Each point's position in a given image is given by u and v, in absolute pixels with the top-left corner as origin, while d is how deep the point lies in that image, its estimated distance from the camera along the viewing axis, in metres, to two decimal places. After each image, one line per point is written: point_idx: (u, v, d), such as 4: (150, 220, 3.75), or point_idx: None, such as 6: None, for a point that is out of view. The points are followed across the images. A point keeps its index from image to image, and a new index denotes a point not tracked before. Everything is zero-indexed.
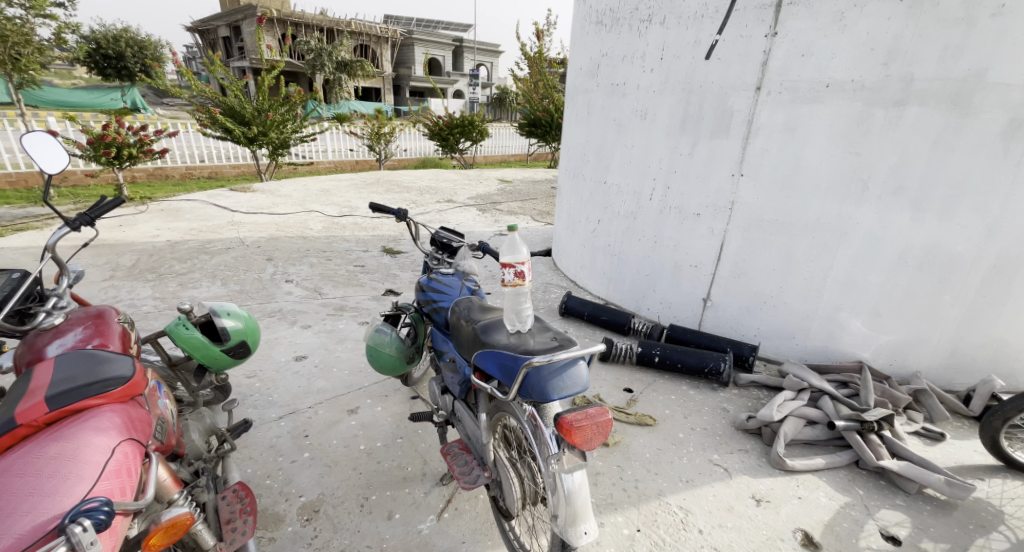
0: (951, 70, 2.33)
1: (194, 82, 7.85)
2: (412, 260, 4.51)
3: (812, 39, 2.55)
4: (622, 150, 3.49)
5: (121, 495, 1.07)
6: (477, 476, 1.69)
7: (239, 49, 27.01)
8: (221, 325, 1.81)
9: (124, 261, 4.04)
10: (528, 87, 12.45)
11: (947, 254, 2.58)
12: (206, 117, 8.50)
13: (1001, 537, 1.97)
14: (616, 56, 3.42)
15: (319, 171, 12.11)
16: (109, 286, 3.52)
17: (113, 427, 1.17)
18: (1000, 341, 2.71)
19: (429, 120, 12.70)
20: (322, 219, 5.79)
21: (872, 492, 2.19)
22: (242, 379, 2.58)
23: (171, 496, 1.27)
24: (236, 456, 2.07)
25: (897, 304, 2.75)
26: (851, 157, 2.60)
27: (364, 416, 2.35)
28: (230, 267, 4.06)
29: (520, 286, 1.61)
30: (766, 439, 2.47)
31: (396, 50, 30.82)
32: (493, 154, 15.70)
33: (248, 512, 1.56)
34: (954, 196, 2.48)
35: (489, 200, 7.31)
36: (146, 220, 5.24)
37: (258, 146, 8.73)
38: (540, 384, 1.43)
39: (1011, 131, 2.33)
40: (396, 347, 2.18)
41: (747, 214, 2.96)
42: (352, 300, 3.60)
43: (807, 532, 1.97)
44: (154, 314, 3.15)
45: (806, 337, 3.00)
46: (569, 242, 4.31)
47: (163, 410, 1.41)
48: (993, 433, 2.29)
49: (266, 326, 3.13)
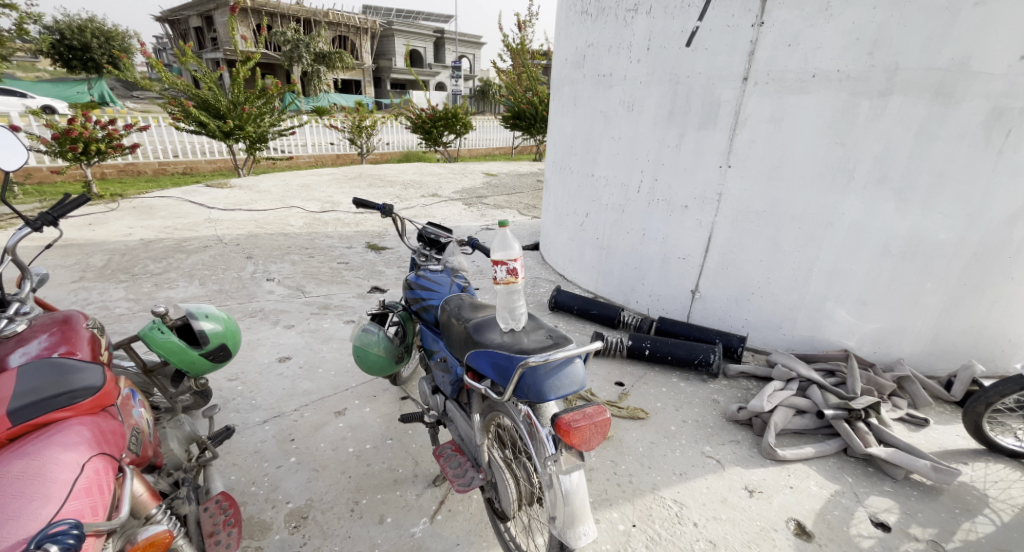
0: (935, 59, 2.34)
1: (165, 74, 7.56)
2: (398, 256, 4.43)
3: (799, 29, 2.54)
4: (609, 142, 3.46)
5: (92, 515, 1.00)
6: (472, 478, 1.64)
7: (212, 40, 26.20)
8: (199, 328, 1.72)
9: (94, 261, 3.88)
10: (512, 79, 12.34)
11: (930, 242, 2.61)
12: (178, 110, 8.21)
13: (986, 520, 2.01)
14: (602, 46, 3.37)
15: (299, 165, 11.85)
16: (79, 288, 3.37)
17: (82, 442, 1.09)
18: (980, 327, 2.77)
19: (411, 112, 12.50)
20: (303, 215, 5.66)
21: (861, 479, 2.21)
22: (223, 382, 2.49)
23: (148, 511, 1.20)
24: (218, 463, 1.99)
25: (881, 293, 2.78)
26: (837, 148, 2.61)
27: (352, 417, 2.29)
28: (208, 266, 3.93)
29: (513, 285, 1.56)
30: (756, 430, 2.47)
31: (376, 42, 30.34)
32: (476, 147, 15.58)
33: (231, 524, 1.48)
34: (937, 184, 2.51)
35: (475, 194, 7.24)
36: (118, 219, 5.05)
37: (234, 140, 8.48)
38: (536, 385, 1.39)
39: (992, 120, 2.36)
40: (383, 347, 2.12)
41: (734, 205, 2.96)
42: (337, 297, 3.52)
43: (799, 521, 1.98)
44: (127, 316, 3.03)
45: (793, 326, 3.02)
46: (557, 236, 4.27)
47: (139, 420, 1.34)
48: (976, 418, 2.33)
49: (247, 327, 3.03)
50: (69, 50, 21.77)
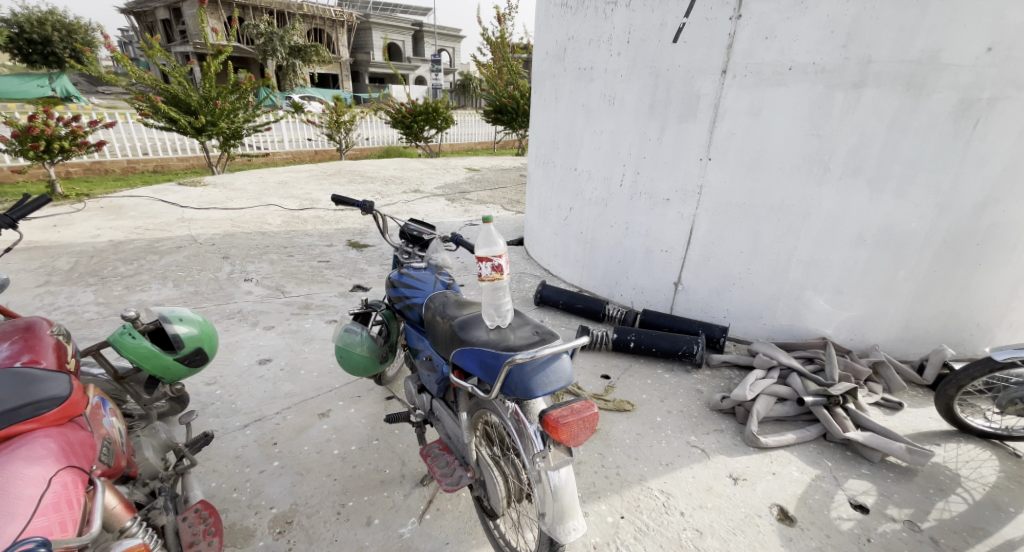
0: (906, 51, 2.38)
1: (131, 68, 7.30)
2: (380, 254, 4.36)
3: (775, 22, 2.56)
4: (591, 136, 3.45)
5: (61, 531, 0.95)
6: (460, 477, 1.63)
7: (181, 33, 25.51)
8: (173, 332, 1.66)
9: (60, 264, 3.73)
10: (492, 73, 12.26)
11: (902, 232, 2.67)
12: (146, 106, 7.93)
13: (958, 499, 2.07)
14: (582, 39, 3.35)
15: (276, 162, 11.60)
16: (45, 293, 3.24)
17: (48, 455, 1.05)
18: (950, 312, 2.86)
19: (391, 107, 12.33)
20: (281, 213, 5.53)
21: (840, 463, 2.26)
22: (201, 386, 2.43)
23: (123, 524, 1.16)
24: (197, 470, 1.93)
25: (857, 281, 2.84)
26: (814, 139, 2.65)
27: (336, 419, 2.25)
28: (182, 267, 3.82)
29: (498, 281, 1.55)
30: (739, 418, 2.51)
31: (352, 36, 29.89)
32: (459, 142, 15.49)
33: (212, 533, 1.44)
34: (909, 174, 2.56)
35: (458, 189, 7.18)
36: (85, 220, 4.86)
37: (207, 136, 8.25)
38: (523, 382, 1.39)
39: (961, 111, 2.42)
40: (367, 347, 2.08)
41: (715, 198, 2.98)
42: (318, 297, 3.45)
43: (782, 506, 2.02)
44: (97, 321, 2.92)
45: (773, 316, 3.08)
46: (541, 230, 4.26)
47: (110, 429, 1.29)
48: (947, 400, 2.40)
49: (225, 329, 2.95)
50: (29, 44, 20.87)
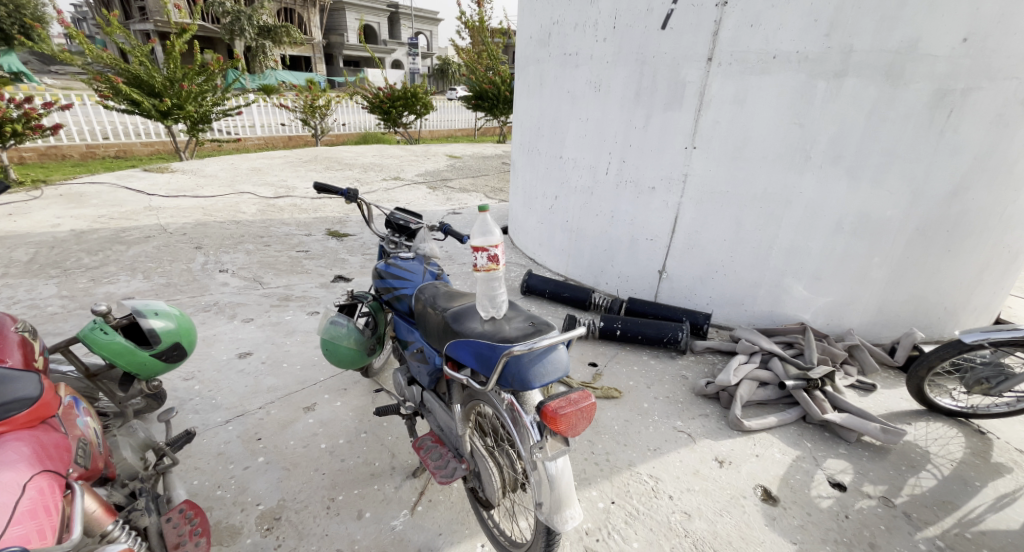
0: (886, 42, 2.41)
1: (88, 46, 6.88)
2: (361, 243, 4.26)
3: (760, 10, 2.55)
4: (576, 123, 3.41)
5: (39, 539, 0.91)
6: (455, 469, 1.60)
7: (142, 10, 24.34)
8: (148, 326, 1.58)
9: (18, 255, 3.52)
10: (472, 57, 12.04)
11: (878, 220, 2.74)
12: (105, 87, 7.49)
13: (929, 474, 2.16)
14: (568, 24, 3.30)
15: (247, 148, 11.19)
16: (3, 286, 3.05)
17: (21, 460, 0.99)
18: (920, 296, 2.96)
19: (369, 92, 12.03)
20: (256, 201, 5.34)
21: (819, 444, 2.32)
22: (178, 382, 2.32)
23: (104, 528, 1.10)
24: (178, 468, 1.86)
25: (834, 269, 2.91)
26: (796, 127, 2.68)
27: (322, 412, 2.19)
28: (152, 258, 3.65)
29: (493, 271, 1.52)
30: (723, 403, 2.56)
31: (324, 17, 28.97)
32: (438, 129, 15.25)
33: (199, 534, 1.38)
34: (887, 162, 2.62)
35: (439, 177, 7.09)
36: (43, 208, 4.59)
37: (173, 120, 7.85)
38: (520, 373, 1.37)
39: (936, 101, 2.48)
40: (354, 339, 2.02)
41: (699, 186, 3.00)
42: (298, 288, 3.35)
43: (765, 487, 2.06)
44: (61, 314, 2.77)
45: (753, 302, 3.14)
46: (526, 219, 4.22)
47: (85, 430, 1.21)
48: (918, 381, 2.49)
49: (202, 322, 2.84)
50: None
